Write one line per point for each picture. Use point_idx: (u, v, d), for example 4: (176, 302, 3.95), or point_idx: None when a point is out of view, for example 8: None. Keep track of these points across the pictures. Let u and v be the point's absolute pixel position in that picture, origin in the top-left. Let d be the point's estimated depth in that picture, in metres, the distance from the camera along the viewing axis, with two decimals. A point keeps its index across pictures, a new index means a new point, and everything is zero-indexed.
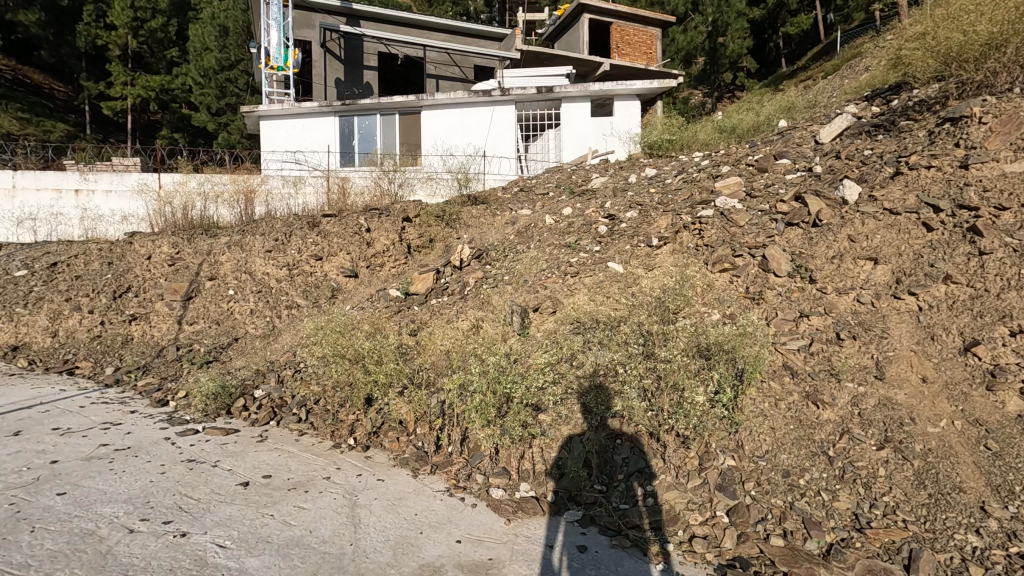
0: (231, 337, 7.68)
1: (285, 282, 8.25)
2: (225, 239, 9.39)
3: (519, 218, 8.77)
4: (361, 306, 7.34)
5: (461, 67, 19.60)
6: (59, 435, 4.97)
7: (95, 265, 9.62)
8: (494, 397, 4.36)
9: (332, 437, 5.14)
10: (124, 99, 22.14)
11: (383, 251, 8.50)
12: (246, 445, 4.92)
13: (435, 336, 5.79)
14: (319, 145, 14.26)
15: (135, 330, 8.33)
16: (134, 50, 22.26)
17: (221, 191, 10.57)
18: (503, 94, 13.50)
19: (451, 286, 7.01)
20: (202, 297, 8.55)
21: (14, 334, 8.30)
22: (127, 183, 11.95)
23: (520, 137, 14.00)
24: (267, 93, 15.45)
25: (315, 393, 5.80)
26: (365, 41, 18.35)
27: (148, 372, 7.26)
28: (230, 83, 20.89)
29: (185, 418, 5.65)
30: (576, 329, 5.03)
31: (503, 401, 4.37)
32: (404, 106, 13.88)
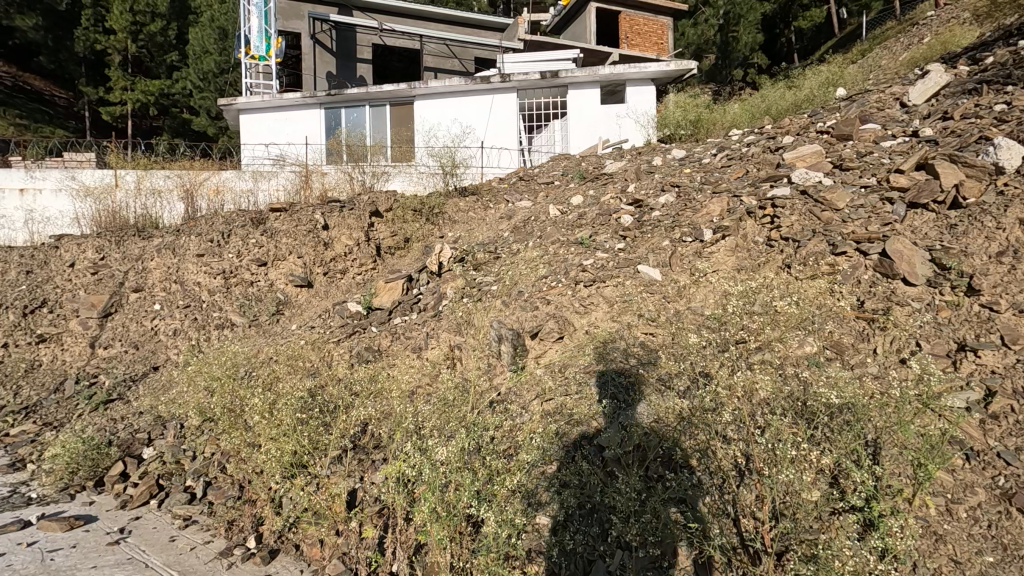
0: (148, 365, 5.98)
1: (220, 294, 6.55)
2: (158, 242, 7.66)
3: (517, 211, 7.03)
4: (308, 325, 5.65)
5: (459, 59, 17.69)
6: None
7: (9, 274, 7.82)
8: (465, 494, 2.64)
9: (227, 535, 3.40)
10: (122, 104, 20.95)
11: (344, 254, 6.80)
12: (84, 554, 3.19)
13: (393, 371, 4.11)
14: (298, 138, 12.47)
15: (42, 354, 6.54)
16: (134, 55, 20.91)
17: (167, 186, 8.87)
18: (503, 80, 11.60)
19: (424, 299, 5.26)
20: (124, 313, 6.81)
21: None
22: (76, 180, 9.13)
23: (522, 128, 12.08)
24: (247, 84, 13.67)
25: (223, 453, 4.07)
26: (358, 33, 16.36)
27: (32, 414, 5.48)
28: (230, 87, 20.12)
29: (31, 495, 3.93)
30: (600, 377, 3.33)
31: (481, 502, 2.64)
32: (395, 96, 12.03)
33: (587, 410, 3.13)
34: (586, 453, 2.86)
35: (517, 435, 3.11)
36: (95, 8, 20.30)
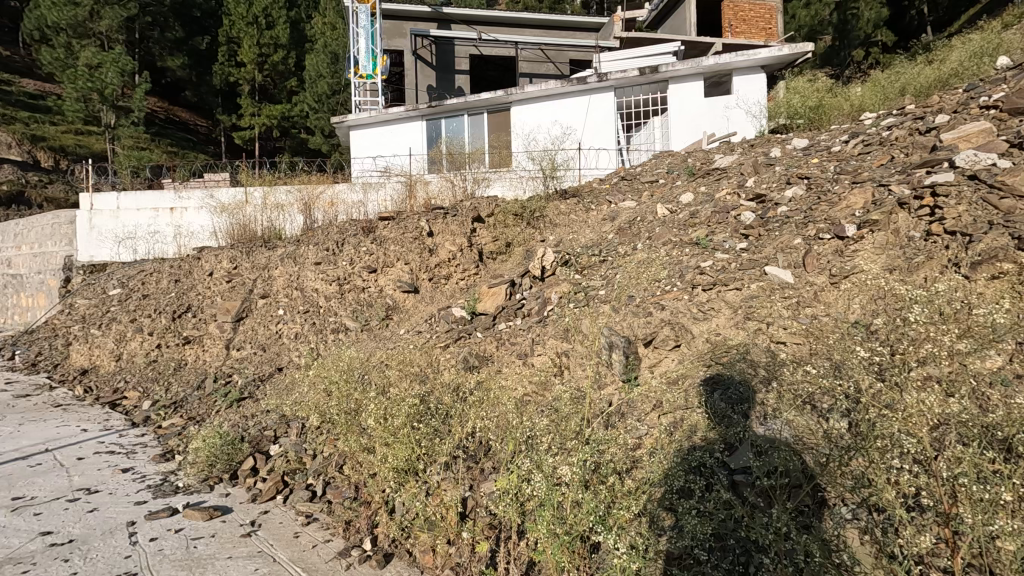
0: (273, 366, 6.40)
1: (335, 300, 6.91)
2: (282, 252, 8.27)
3: (621, 212, 6.79)
4: (415, 330, 5.75)
5: (555, 63, 17.60)
6: (11, 513, 3.81)
7: (162, 283, 8.80)
8: (587, 516, 2.47)
9: (344, 535, 3.49)
10: (252, 129, 23.76)
11: (448, 260, 6.91)
12: (221, 543, 3.41)
13: (500, 379, 4.06)
14: (403, 150, 12.97)
15: (187, 354, 7.19)
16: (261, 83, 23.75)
17: (289, 201, 9.57)
18: (601, 80, 11.17)
19: (528, 304, 5.19)
20: (253, 317, 7.36)
21: (88, 357, 7.69)
22: (214, 199, 10.10)
23: (621, 127, 11.61)
24: (357, 102, 14.52)
25: (339, 454, 4.22)
26: (456, 45, 16.80)
27: (180, 409, 6.07)
28: (341, 106, 21.77)
29: (178, 483, 4.32)
30: (729, 394, 3.03)
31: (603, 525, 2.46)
32: (492, 103, 12.03)
33: (715, 427, 2.85)
34: (718, 476, 2.59)
35: (638, 454, 2.90)
36: (228, 44, 23.37)
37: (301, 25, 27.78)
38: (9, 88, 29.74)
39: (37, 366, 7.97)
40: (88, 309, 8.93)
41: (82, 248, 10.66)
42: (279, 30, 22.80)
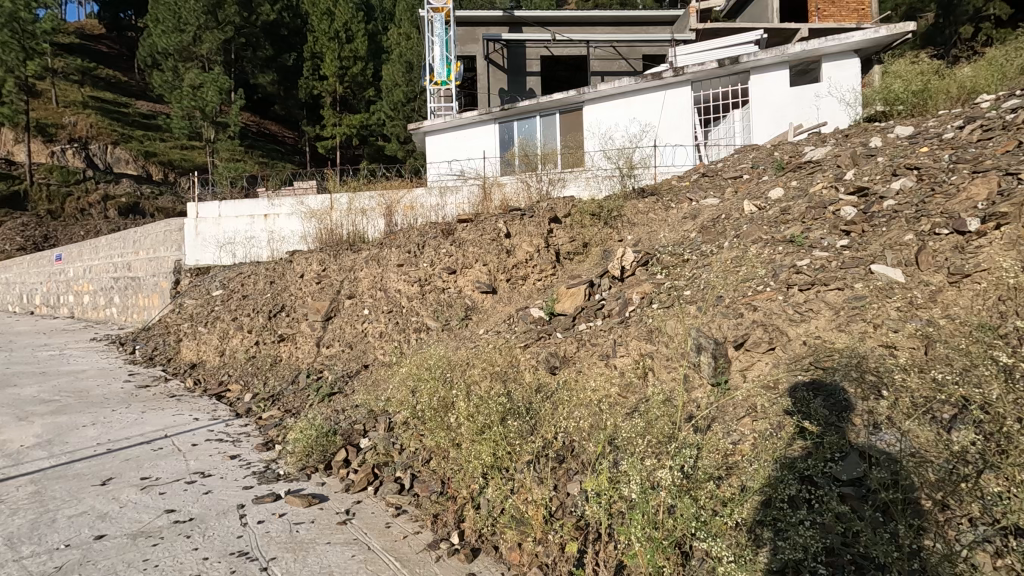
0: (360, 363, 6.69)
1: (417, 300, 7.15)
2: (366, 254, 8.69)
3: (703, 210, 6.57)
4: (494, 330, 5.81)
5: (628, 59, 17.28)
6: (139, 490, 4.23)
7: (259, 284, 9.47)
8: (687, 522, 2.40)
9: (433, 528, 3.58)
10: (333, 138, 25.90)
11: (525, 261, 6.97)
12: (321, 529, 3.61)
13: (583, 380, 4.04)
14: (477, 153, 13.19)
15: (282, 351, 7.65)
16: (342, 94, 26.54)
17: (372, 205, 10.02)
18: (677, 74, 10.79)
19: (608, 304, 5.12)
20: (340, 316, 7.72)
21: (196, 352, 8.40)
22: (304, 205, 10.72)
23: (699, 121, 11.17)
24: (432, 109, 14.94)
25: (425, 449, 4.35)
26: (527, 47, 16.94)
27: (277, 401, 6.48)
28: (415, 113, 22.93)
29: (279, 471, 4.62)
30: (836, 402, 2.87)
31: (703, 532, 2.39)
32: (564, 103, 11.94)
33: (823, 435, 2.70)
34: (827, 488, 2.43)
35: (736, 460, 2.79)
36: (313, 60, 26.60)
37: (378, 38, 29.04)
38: (126, 110, 33.16)
39: (154, 360, 8.80)
40: (195, 309, 9.75)
41: (190, 253, 11.67)
42: (358, 44, 25.56)
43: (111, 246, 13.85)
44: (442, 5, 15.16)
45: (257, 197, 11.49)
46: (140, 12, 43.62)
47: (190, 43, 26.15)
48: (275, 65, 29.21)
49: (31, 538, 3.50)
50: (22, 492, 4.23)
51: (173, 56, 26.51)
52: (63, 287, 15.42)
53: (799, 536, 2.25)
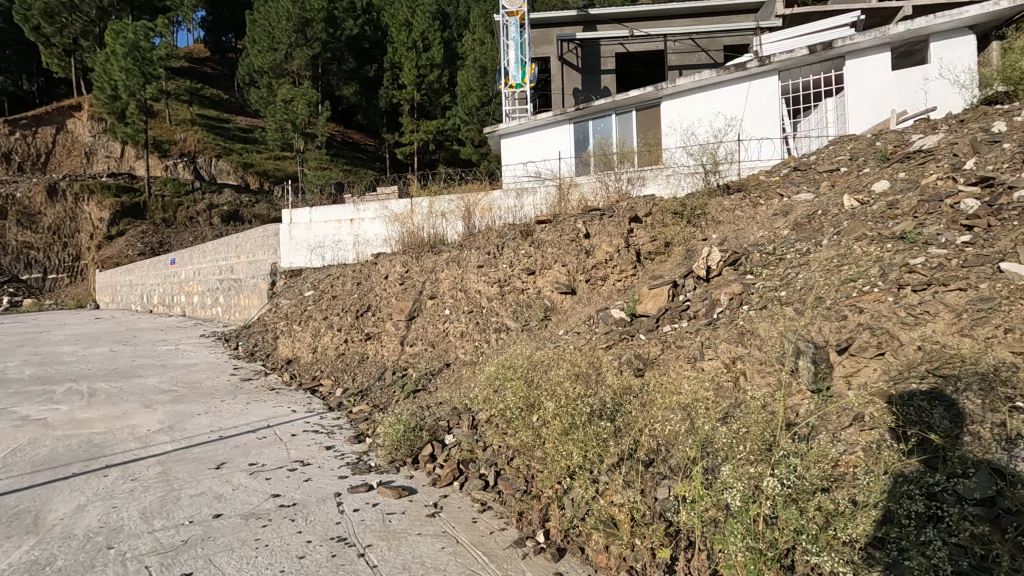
0: (442, 362, 6.84)
1: (497, 300, 7.27)
2: (447, 256, 8.94)
3: (795, 207, 6.24)
4: (574, 331, 5.78)
5: (707, 51, 16.52)
6: (249, 475, 4.60)
7: (347, 285, 9.99)
8: (795, 536, 2.29)
9: (518, 525, 3.60)
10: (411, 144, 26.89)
11: (605, 261, 6.91)
12: (412, 520, 3.77)
13: (670, 383, 3.94)
14: (551, 154, 13.15)
15: (369, 349, 7.98)
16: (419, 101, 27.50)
17: (452, 208, 10.31)
18: (763, 63, 10.21)
19: (694, 305, 4.97)
20: (423, 317, 7.94)
21: (292, 349, 8.99)
22: (387, 209, 11.19)
23: (787, 113, 10.48)
24: (507, 112, 15.06)
25: (509, 448, 4.41)
26: (602, 45, 16.65)
27: (366, 397, 6.77)
28: (489, 116, 23.54)
29: (370, 463, 4.84)
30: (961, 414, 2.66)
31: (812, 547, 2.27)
32: (641, 100, 11.64)
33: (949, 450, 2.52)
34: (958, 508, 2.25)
35: (847, 472, 2.62)
36: (393, 70, 27.88)
37: (453, 45, 29.84)
38: (228, 126, 36.09)
39: (254, 355, 9.52)
40: (290, 308, 10.44)
41: (284, 256, 12.51)
42: (434, 52, 26.41)
43: (215, 250, 15.08)
44: (517, 8, 15.32)
45: (344, 202, 12.14)
46: (240, 36, 47.72)
47: (282, 61, 28.33)
48: (358, 76, 30.79)
49: (161, 513, 3.90)
50: (151, 471, 4.71)
51: (268, 74, 28.72)
52: (176, 288, 17.02)
53: (926, 555, 2.11)
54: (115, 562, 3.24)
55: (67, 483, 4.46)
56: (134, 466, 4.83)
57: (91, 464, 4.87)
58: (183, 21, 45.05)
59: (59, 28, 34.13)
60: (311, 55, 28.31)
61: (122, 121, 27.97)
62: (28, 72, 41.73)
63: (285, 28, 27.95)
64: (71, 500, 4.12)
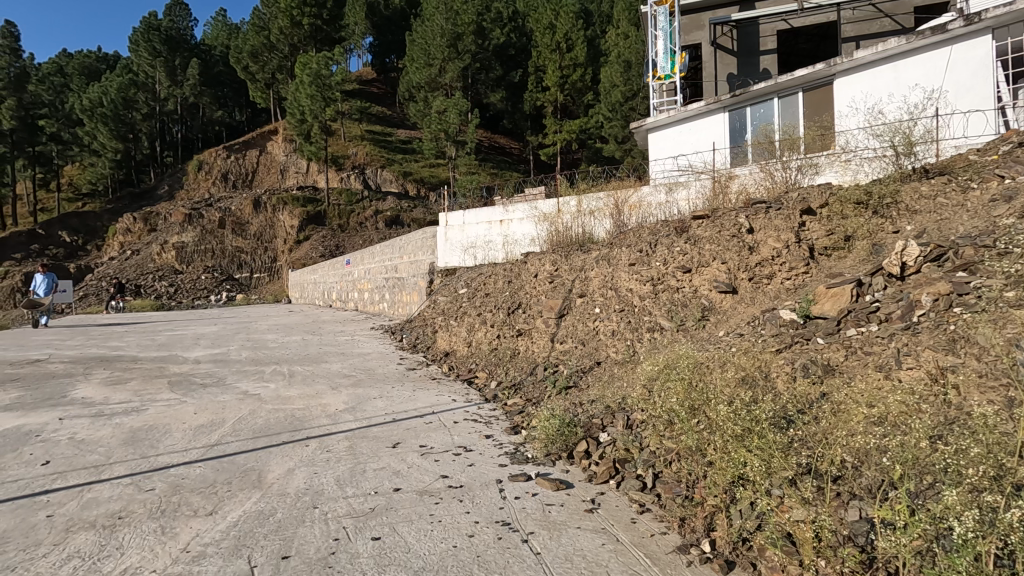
0: (593, 360, 6.78)
1: (649, 299, 7.09)
2: (595, 254, 8.94)
3: (1022, 189, 5.25)
4: (737, 332, 5.41)
5: (893, 16, 14.22)
6: (419, 455, 5.04)
7: (499, 283, 10.42)
8: None
9: (680, 531, 3.45)
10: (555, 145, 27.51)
11: (771, 258, 6.42)
12: (570, 514, 3.83)
13: (860, 393, 3.51)
14: (704, 145, 12.38)
15: (520, 344, 8.19)
16: (562, 102, 27.79)
17: (600, 206, 10.27)
18: (970, 22, 8.54)
19: (885, 307, 4.40)
20: (572, 315, 7.95)
21: (450, 342, 9.64)
22: (536, 210, 11.46)
23: (1003, 77, 8.65)
24: (654, 105, 14.50)
25: (668, 450, 4.26)
26: (761, 24, 15.20)
27: (519, 390, 6.94)
28: (634, 111, 23.18)
29: (527, 454, 5.00)
30: None
31: None
32: (809, 80, 10.46)
33: None
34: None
35: None
36: (537, 74, 28.82)
37: (597, 42, 29.72)
38: (391, 139, 39.84)
39: (416, 347, 10.36)
40: (446, 304, 11.22)
41: (441, 256, 13.47)
42: (578, 52, 26.61)
43: (382, 251, 16.71)
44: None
45: (494, 204, 12.70)
46: (400, 56, 52.61)
47: (437, 75, 30.55)
48: (505, 83, 32.19)
49: (351, 481, 4.45)
50: (341, 445, 5.40)
51: (425, 88, 31.17)
52: (351, 286, 19.18)
53: None
54: (320, 520, 3.77)
55: (280, 449, 5.28)
56: (328, 439, 5.56)
57: (295, 435, 5.72)
58: (355, 49, 50.70)
59: (262, 65, 40.51)
60: (462, 66, 30.28)
61: (307, 141, 32.28)
62: (240, 105, 50.11)
63: (440, 45, 30.17)
64: (283, 464, 4.88)
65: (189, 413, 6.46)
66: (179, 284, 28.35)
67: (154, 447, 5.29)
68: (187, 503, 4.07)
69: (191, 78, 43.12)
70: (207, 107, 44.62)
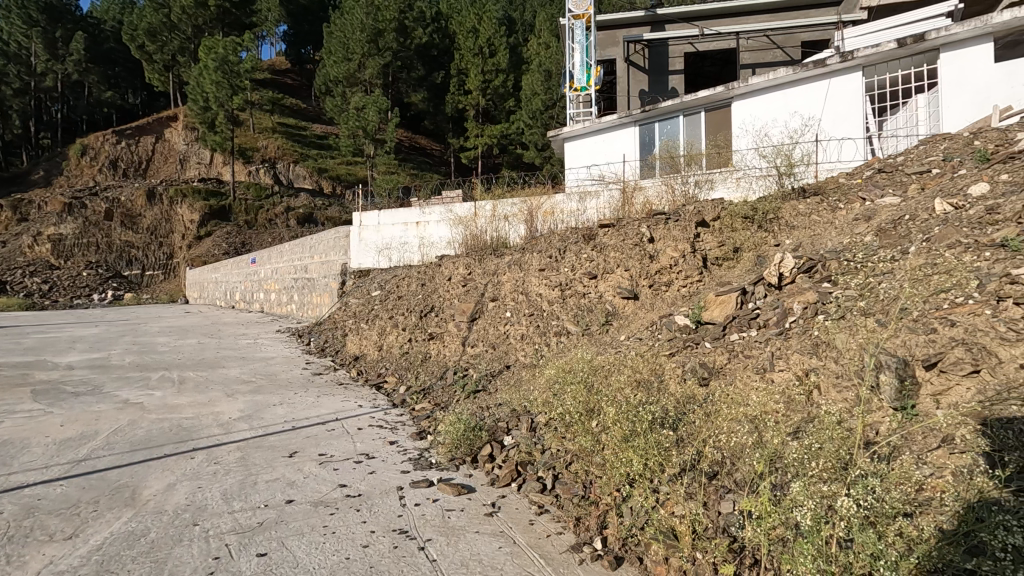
0: (502, 363, 6.84)
1: (557, 304, 7.27)
2: (509, 259, 9.01)
3: (880, 211, 5.94)
4: (636, 337, 5.64)
5: (784, 48, 15.63)
6: (317, 465, 4.82)
7: (412, 286, 10.25)
8: (873, 557, 2.20)
9: (575, 530, 3.56)
10: (476, 148, 27.58)
11: (669, 267, 6.81)
12: (470, 518, 3.82)
13: (738, 394, 3.83)
14: (616, 157, 12.89)
15: (431, 348, 8.09)
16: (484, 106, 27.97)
17: (514, 211, 10.37)
18: (845, 59, 9.54)
19: (764, 314, 4.80)
20: (484, 318, 7.99)
21: (360, 346, 9.35)
22: (452, 212, 11.39)
23: (871, 110, 9.75)
24: (571, 115, 14.89)
25: (568, 451, 4.37)
26: (671, 45, 16.09)
27: (428, 395, 6.84)
28: (553, 120, 23.81)
29: (431, 459, 4.95)
30: None
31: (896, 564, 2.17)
32: (710, 101, 11.21)
33: None
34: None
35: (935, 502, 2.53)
36: (460, 76, 28.76)
37: (519, 50, 30.24)
38: (305, 133, 38.13)
39: (325, 351, 9.95)
40: (358, 307, 10.88)
41: (354, 256, 13.03)
42: (500, 58, 26.88)
43: (291, 251, 15.90)
44: (583, 11, 15.18)
45: (410, 206, 12.47)
46: (317, 47, 50.51)
47: (356, 70, 29.71)
48: (427, 83, 31.86)
49: (239, 495, 4.18)
50: (232, 456, 5.06)
51: (343, 83, 30.20)
52: (256, 285, 18.10)
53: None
54: (200, 538, 3.51)
55: (161, 463, 4.87)
56: (217, 450, 5.19)
57: (180, 446, 5.28)
58: (267, 36, 48.08)
59: (160, 46, 37.31)
60: (383, 63, 29.65)
61: (211, 130, 30.13)
62: (134, 87, 45.80)
63: (360, 39, 29.36)
64: (163, 478, 4.50)
65: (54, 425, 5.79)
66: (54, 280, 25.43)
67: (8, 465, 4.69)
68: (42, 527, 3.64)
69: (76, 53, 38.94)
70: (93, 87, 40.40)
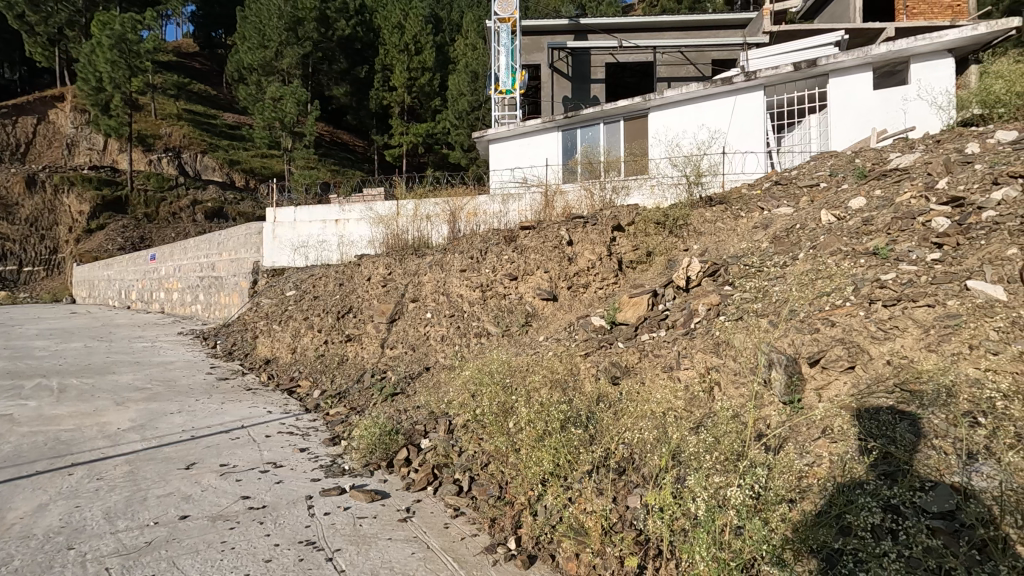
0: (421, 365, 6.73)
1: (478, 305, 7.27)
2: (430, 260, 8.87)
3: (775, 220, 6.43)
4: (554, 338, 5.73)
5: (696, 64, 16.58)
6: (218, 476, 4.50)
7: (330, 286, 9.85)
8: (760, 545, 2.37)
9: (490, 531, 3.55)
10: (400, 146, 26.97)
11: (587, 269, 7.00)
12: (383, 524, 3.72)
13: (647, 393, 3.98)
14: (539, 160, 13.10)
15: (348, 351, 7.81)
16: (409, 104, 27.52)
17: (437, 211, 10.24)
18: (748, 78, 10.25)
19: (672, 315, 5.04)
20: (404, 319, 7.83)
21: (271, 349, 8.85)
22: (372, 211, 11.07)
23: (770, 126, 10.55)
24: (496, 118, 14.95)
25: (484, 453, 4.35)
26: (592, 55, 16.58)
27: (343, 398, 6.58)
28: (479, 121, 23.84)
29: (344, 466, 4.76)
30: (905, 416, 3.01)
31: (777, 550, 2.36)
32: (628, 110, 11.64)
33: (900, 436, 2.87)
34: (917, 520, 2.40)
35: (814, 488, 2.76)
36: (384, 72, 28.01)
37: (445, 50, 30.05)
38: (215, 121, 35.72)
39: (232, 354, 9.34)
40: (270, 307, 10.30)
41: (267, 254, 12.33)
42: (426, 56, 26.58)
43: (197, 248, 14.80)
44: (509, 14, 15.28)
45: (328, 203, 11.98)
46: (229, 31, 47.44)
47: (272, 58, 28.24)
48: (350, 77, 30.82)
49: (126, 513, 3.82)
50: (118, 471, 4.61)
51: (258, 71, 28.61)
52: (156, 284, 16.69)
53: (877, 554, 2.26)
54: (74, 564, 3.17)
55: (31, 481, 4.35)
56: (101, 465, 4.71)
57: (55, 462, 4.74)
58: (171, 16, 44.54)
59: (44, 17, 33.14)
60: (302, 53, 28.40)
61: (105, 114, 27.48)
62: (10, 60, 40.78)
63: (277, 26, 27.96)
64: (32, 499, 4.02)
65: None
66: None
67: None
68: None
69: None
70: None
